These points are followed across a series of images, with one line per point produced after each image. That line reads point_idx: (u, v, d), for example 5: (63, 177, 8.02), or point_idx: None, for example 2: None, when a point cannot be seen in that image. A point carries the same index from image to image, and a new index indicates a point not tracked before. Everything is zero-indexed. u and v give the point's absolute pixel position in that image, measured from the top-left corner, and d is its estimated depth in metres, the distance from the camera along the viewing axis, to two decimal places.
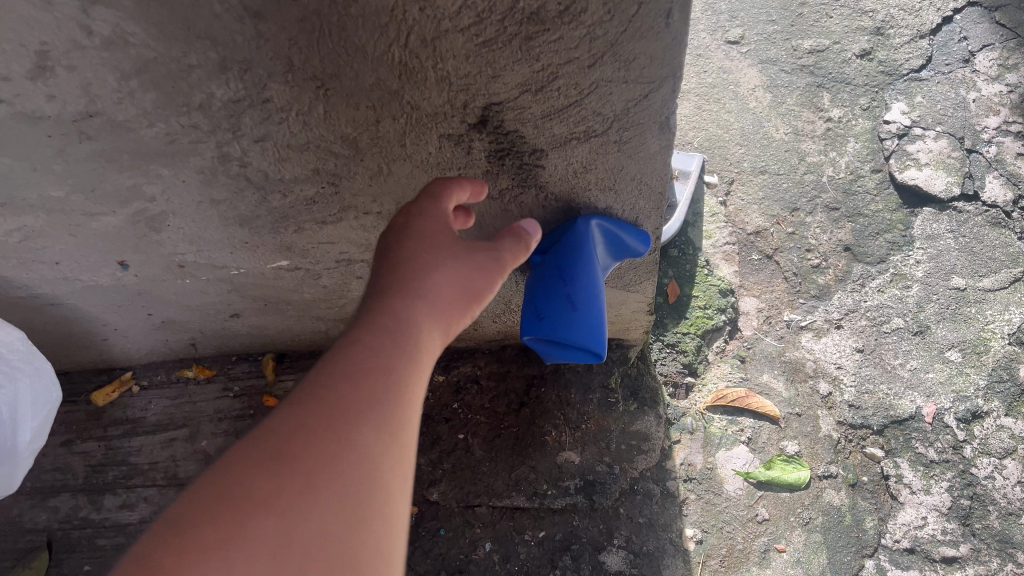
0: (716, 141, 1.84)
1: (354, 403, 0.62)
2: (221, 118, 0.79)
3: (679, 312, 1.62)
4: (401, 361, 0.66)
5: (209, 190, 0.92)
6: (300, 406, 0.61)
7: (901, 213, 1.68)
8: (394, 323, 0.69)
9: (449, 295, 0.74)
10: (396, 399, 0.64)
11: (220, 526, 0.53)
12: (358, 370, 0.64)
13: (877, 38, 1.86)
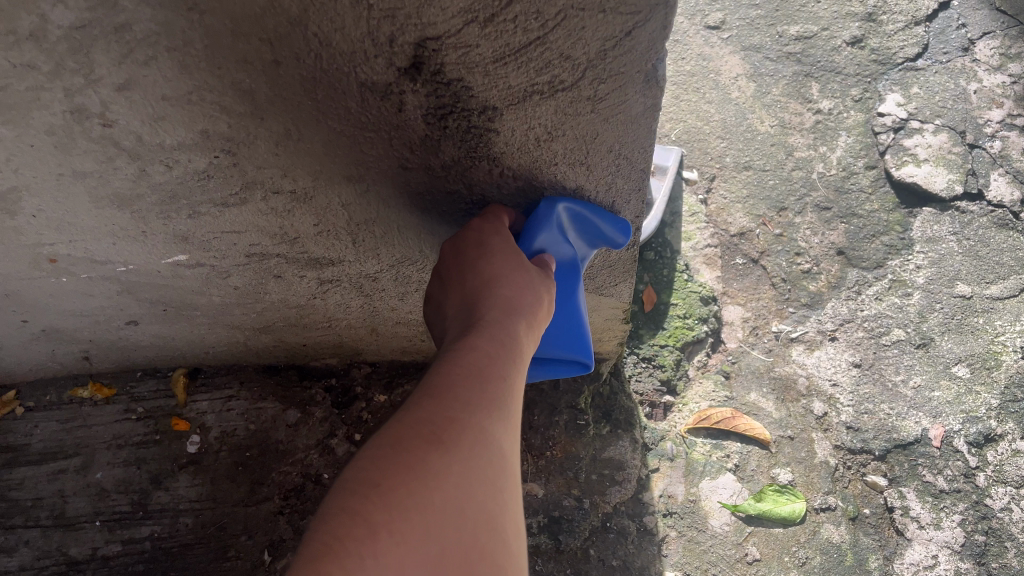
0: (695, 133, 1.68)
1: (496, 403, 0.56)
2: (65, 54, 0.58)
3: (656, 322, 1.44)
4: (519, 370, 0.61)
5: (69, 159, 0.70)
6: (440, 393, 0.54)
7: (899, 214, 1.52)
8: (508, 322, 0.64)
9: (548, 305, 0.70)
10: (518, 410, 0.59)
11: (398, 507, 0.46)
12: (494, 367, 0.58)
13: (869, 25, 1.71)
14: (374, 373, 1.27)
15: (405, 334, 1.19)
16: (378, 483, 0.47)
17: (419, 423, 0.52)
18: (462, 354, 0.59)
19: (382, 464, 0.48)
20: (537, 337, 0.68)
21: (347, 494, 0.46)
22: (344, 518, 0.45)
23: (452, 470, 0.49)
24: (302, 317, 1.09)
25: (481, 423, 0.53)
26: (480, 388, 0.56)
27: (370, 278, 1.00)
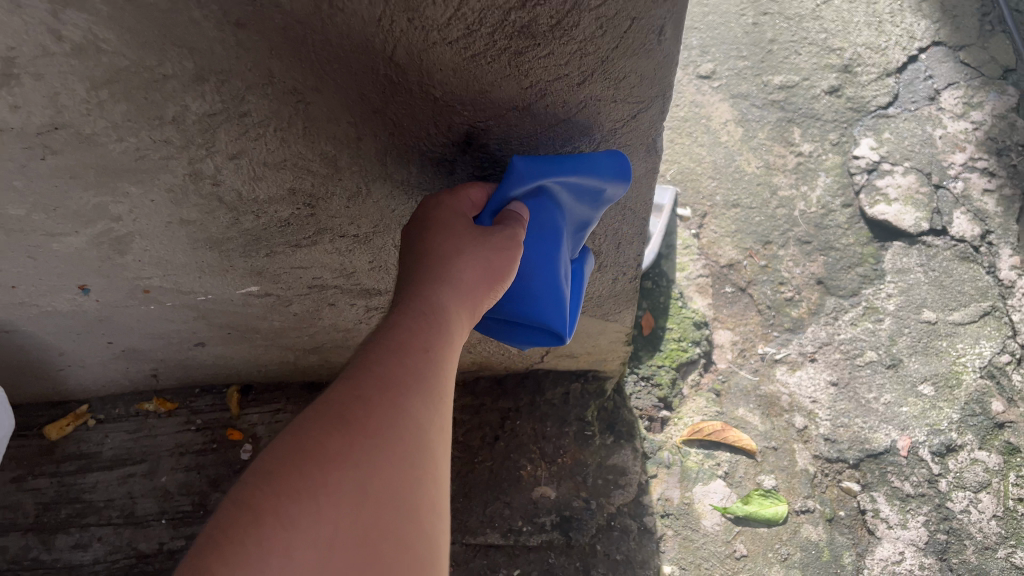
0: (688, 174, 1.85)
1: (414, 381, 0.59)
2: (195, 133, 0.75)
3: (654, 344, 1.61)
4: (446, 345, 0.64)
5: (179, 210, 0.87)
6: (357, 379, 0.57)
7: (872, 247, 1.69)
8: (437, 298, 0.66)
9: (490, 275, 0.71)
10: (445, 380, 0.61)
11: (299, 489, 0.49)
12: (413, 349, 0.61)
13: (845, 75, 1.87)
14: None
15: None
16: (281, 467, 0.50)
17: (332, 411, 0.54)
18: (386, 339, 0.61)
19: (290, 450, 0.51)
20: (477, 308, 0.70)
21: (252, 479, 0.50)
22: (242, 504, 0.48)
23: (357, 446, 0.53)
24: (347, 339, 1.24)
25: (393, 405, 0.56)
26: (395, 370, 0.59)
27: None
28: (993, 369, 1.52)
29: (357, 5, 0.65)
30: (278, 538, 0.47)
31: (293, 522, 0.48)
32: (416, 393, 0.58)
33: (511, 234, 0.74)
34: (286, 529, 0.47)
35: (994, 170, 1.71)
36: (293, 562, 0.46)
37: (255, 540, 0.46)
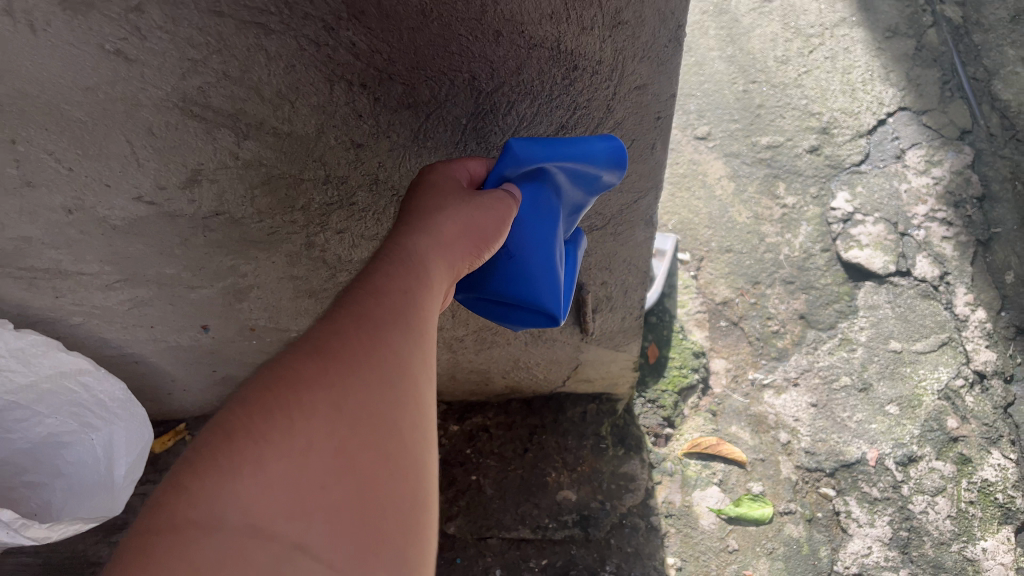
0: (687, 224, 2.13)
1: (389, 317, 0.65)
2: (314, 216, 1.03)
3: (658, 371, 1.88)
4: (423, 290, 0.70)
5: (291, 268, 1.16)
6: (340, 313, 0.65)
7: (847, 286, 1.95)
8: (410, 254, 0.73)
9: (466, 234, 0.79)
10: (422, 316, 0.68)
11: (274, 409, 0.55)
12: (389, 293, 0.68)
13: (824, 136, 2.15)
14: (450, 409, 1.70)
15: (474, 379, 1.56)
16: (260, 394, 0.57)
17: (315, 341, 0.62)
18: (366, 285, 0.68)
19: (274, 372, 0.59)
20: (451, 264, 0.77)
21: (235, 404, 0.56)
22: (223, 427, 0.55)
23: (330, 371, 0.59)
24: None
25: (366, 337, 0.63)
26: (369, 308, 0.65)
27: (457, 341, 1.40)
28: (949, 392, 1.78)
29: (443, 135, 0.93)
30: (253, 451, 0.53)
31: (269, 436, 0.54)
32: (390, 327, 0.64)
33: (495, 204, 0.83)
34: (263, 442, 0.53)
35: (952, 220, 1.98)
36: (267, 470, 0.52)
37: (231, 455, 0.52)
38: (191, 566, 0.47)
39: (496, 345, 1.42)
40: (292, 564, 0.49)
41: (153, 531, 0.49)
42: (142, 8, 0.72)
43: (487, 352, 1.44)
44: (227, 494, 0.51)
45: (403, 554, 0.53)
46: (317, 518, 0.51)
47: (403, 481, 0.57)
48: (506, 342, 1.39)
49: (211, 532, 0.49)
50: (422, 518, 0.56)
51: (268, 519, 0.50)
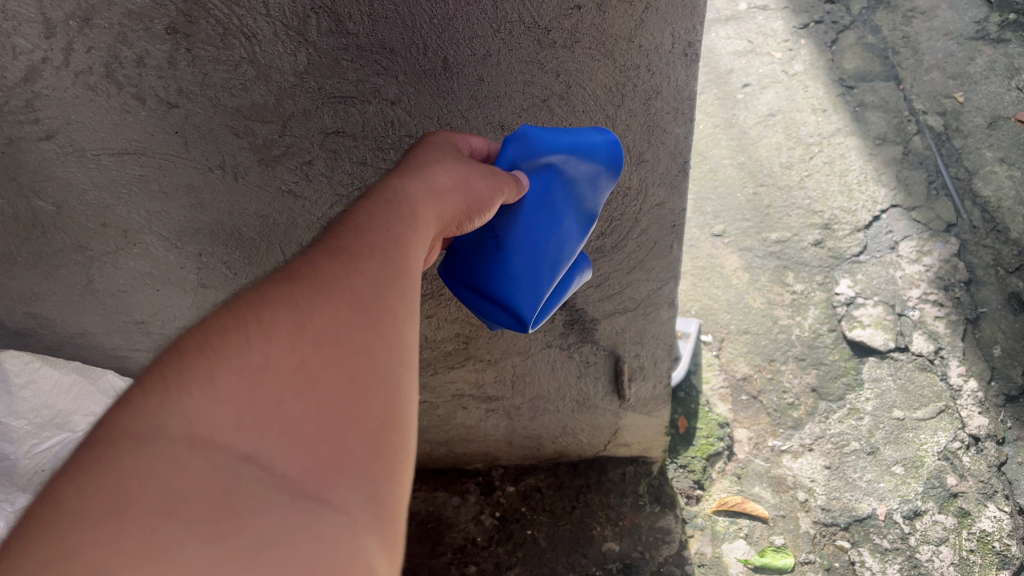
0: (709, 310, 2.40)
1: (365, 246, 0.62)
2: None
3: (688, 440, 2.12)
4: (406, 222, 0.68)
5: None
6: (319, 243, 0.63)
7: (853, 361, 2.20)
8: (397, 192, 0.71)
9: (451, 189, 0.77)
10: (404, 246, 0.65)
11: (233, 330, 0.53)
12: (371, 222, 0.65)
13: (826, 232, 2.44)
14: (506, 472, 1.95)
15: (527, 445, 1.81)
16: (223, 315, 0.55)
17: (289, 267, 0.60)
18: (350, 217, 0.66)
19: (243, 296, 0.57)
20: (442, 211, 0.75)
21: (199, 323, 0.55)
22: (183, 345, 0.54)
23: (296, 294, 0.56)
24: (469, 434, 1.76)
25: (340, 262, 0.60)
26: (345, 237, 0.63)
27: (515, 409, 1.66)
28: (948, 453, 2.01)
29: None
30: (205, 366, 0.51)
31: (225, 354, 0.52)
32: (366, 255, 0.61)
33: (486, 178, 0.84)
34: (217, 360, 0.51)
35: (944, 301, 2.24)
36: (217, 385, 0.50)
37: (183, 371, 0.51)
38: (125, 475, 0.46)
39: (547, 413, 1.67)
40: (232, 473, 0.46)
41: (98, 444, 0.49)
42: (312, 161, 1.03)
43: (540, 418, 1.69)
44: (174, 408, 0.49)
45: (365, 470, 0.50)
46: (267, 429, 0.49)
47: (371, 401, 0.54)
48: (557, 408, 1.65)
49: (151, 443, 0.47)
50: (391, 438, 0.53)
51: (215, 431, 0.48)
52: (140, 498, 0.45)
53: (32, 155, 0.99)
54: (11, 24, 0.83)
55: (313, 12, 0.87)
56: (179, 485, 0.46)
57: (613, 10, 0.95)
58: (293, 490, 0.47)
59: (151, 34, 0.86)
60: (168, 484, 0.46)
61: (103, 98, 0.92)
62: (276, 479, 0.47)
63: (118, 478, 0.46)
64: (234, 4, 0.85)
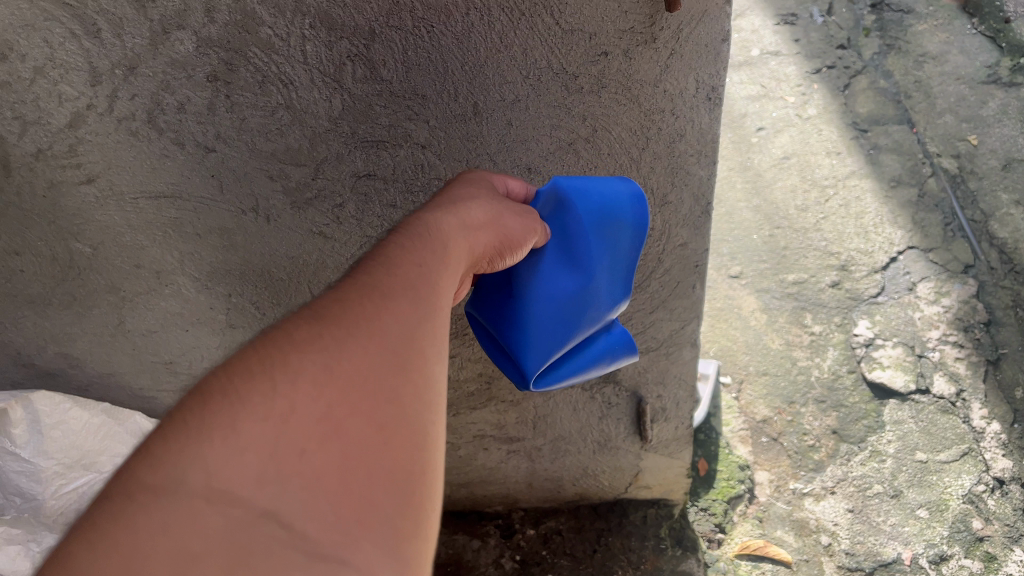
0: (728, 351, 2.38)
1: (396, 287, 0.61)
2: None
3: (709, 482, 2.11)
4: (436, 262, 0.67)
5: None
6: (349, 279, 0.62)
7: (874, 403, 2.18)
8: (427, 229, 0.71)
9: (479, 226, 0.77)
10: (433, 288, 0.64)
11: (259, 373, 0.52)
12: (401, 262, 0.65)
13: (843, 272, 2.42)
14: (526, 515, 1.93)
15: (548, 487, 1.79)
16: (249, 355, 0.54)
17: (319, 305, 0.59)
18: (381, 254, 0.66)
19: (271, 335, 0.56)
20: (470, 249, 0.75)
21: (223, 364, 0.54)
22: (207, 387, 0.52)
23: (324, 338, 0.55)
24: (489, 475, 1.75)
25: (370, 302, 0.59)
26: (375, 276, 0.62)
27: (536, 450, 1.65)
28: (972, 496, 2.00)
29: None
30: (228, 413, 0.50)
31: (250, 400, 0.50)
32: (396, 297, 0.60)
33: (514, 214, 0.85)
34: (241, 406, 0.50)
35: (964, 343, 2.24)
36: (239, 435, 0.49)
37: (205, 417, 0.49)
38: (141, 531, 0.45)
39: (569, 454, 1.66)
40: (252, 531, 0.45)
41: (114, 495, 0.47)
42: (342, 204, 1.05)
43: (561, 460, 1.68)
44: (193, 458, 0.47)
45: (388, 527, 0.49)
46: (289, 483, 0.48)
47: (396, 452, 0.52)
48: (578, 450, 1.64)
49: (169, 497, 0.46)
50: (415, 492, 0.52)
51: (235, 483, 0.47)
52: (154, 557, 0.44)
53: (71, 200, 1.01)
54: (59, 72, 0.87)
55: (349, 60, 0.90)
56: (196, 545, 0.44)
57: (639, 57, 0.98)
58: (311, 550, 0.45)
59: (193, 81, 0.89)
60: (185, 543, 0.44)
61: (143, 143, 0.94)
62: (296, 538, 0.46)
63: (133, 535, 0.45)
64: (274, 52, 0.88)
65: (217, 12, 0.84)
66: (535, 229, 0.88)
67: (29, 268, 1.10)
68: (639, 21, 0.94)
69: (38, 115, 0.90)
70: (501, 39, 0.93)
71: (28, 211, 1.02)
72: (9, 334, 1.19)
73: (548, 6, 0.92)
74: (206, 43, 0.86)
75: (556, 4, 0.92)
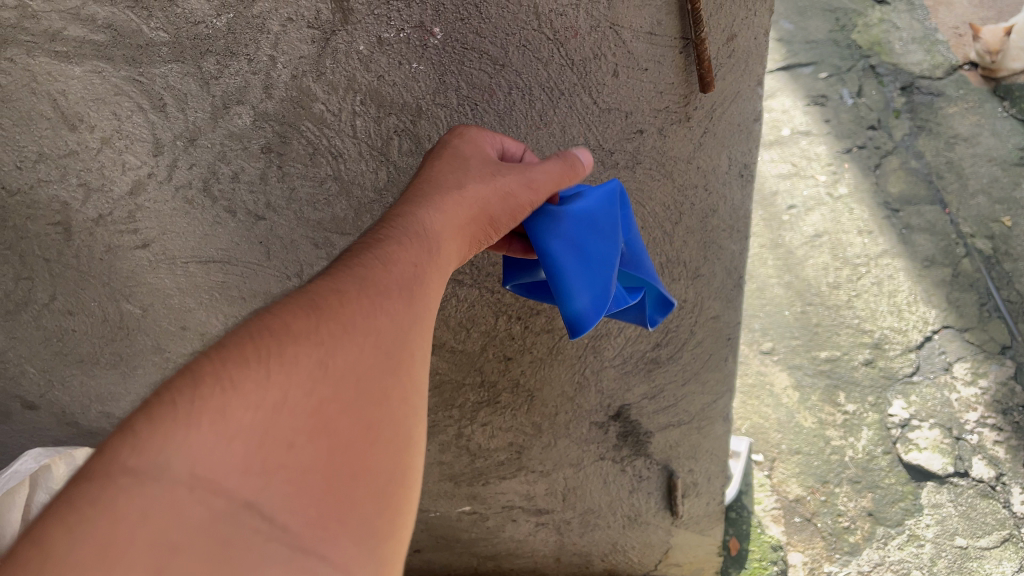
0: (759, 428, 2.33)
1: (389, 289, 0.61)
2: (468, 411, 1.35)
3: (740, 563, 2.11)
4: (429, 268, 0.68)
5: (440, 454, 1.44)
6: (342, 275, 0.61)
7: (911, 485, 2.14)
8: (423, 229, 0.71)
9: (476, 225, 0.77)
10: (423, 294, 0.65)
11: (252, 360, 0.50)
12: (398, 264, 0.64)
13: (877, 350, 2.37)
14: None
15: (576, 563, 1.76)
16: (240, 342, 0.52)
17: (312, 295, 0.58)
18: (377, 250, 0.65)
19: (261, 320, 0.54)
20: (456, 254, 0.74)
21: (212, 346, 0.52)
22: (194, 369, 0.50)
23: (319, 332, 0.54)
24: (517, 548, 1.71)
25: (364, 303, 0.59)
26: (373, 276, 0.62)
27: (565, 523, 1.62)
28: None
29: (569, 351, 1.25)
30: (219, 398, 0.47)
31: (242, 387, 0.48)
32: (389, 298, 0.61)
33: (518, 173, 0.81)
34: (233, 393, 0.48)
35: (1003, 425, 2.19)
36: (231, 420, 0.47)
37: (195, 400, 0.47)
38: (121, 516, 0.42)
39: (599, 528, 1.64)
40: (235, 523, 0.43)
41: (92, 477, 0.44)
42: None
43: (590, 534, 1.65)
44: (181, 443, 0.45)
45: (366, 527, 0.49)
46: (274, 477, 0.46)
47: (379, 454, 0.53)
48: (608, 524, 1.62)
49: (153, 481, 0.43)
50: (392, 497, 0.52)
51: (222, 473, 0.45)
52: (134, 547, 0.41)
53: (125, 263, 1.05)
54: (125, 142, 0.92)
55: (396, 134, 0.95)
56: (178, 535, 0.42)
57: (673, 134, 1.01)
58: (296, 544, 0.45)
59: (248, 152, 0.94)
60: (167, 532, 0.42)
61: (197, 211, 0.99)
62: (279, 532, 0.44)
63: (113, 519, 0.42)
64: (325, 126, 0.93)
65: (275, 89, 0.89)
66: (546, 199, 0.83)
67: (81, 327, 1.14)
68: (674, 101, 0.98)
69: (102, 183, 0.96)
70: (541, 116, 0.96)
71: (83, 272, 1.06)
72: (56, 393, 1.23)
73: (587, 86, 0.95)
74: (263, 116, 0.91)
75: (594, 84, 0.95)
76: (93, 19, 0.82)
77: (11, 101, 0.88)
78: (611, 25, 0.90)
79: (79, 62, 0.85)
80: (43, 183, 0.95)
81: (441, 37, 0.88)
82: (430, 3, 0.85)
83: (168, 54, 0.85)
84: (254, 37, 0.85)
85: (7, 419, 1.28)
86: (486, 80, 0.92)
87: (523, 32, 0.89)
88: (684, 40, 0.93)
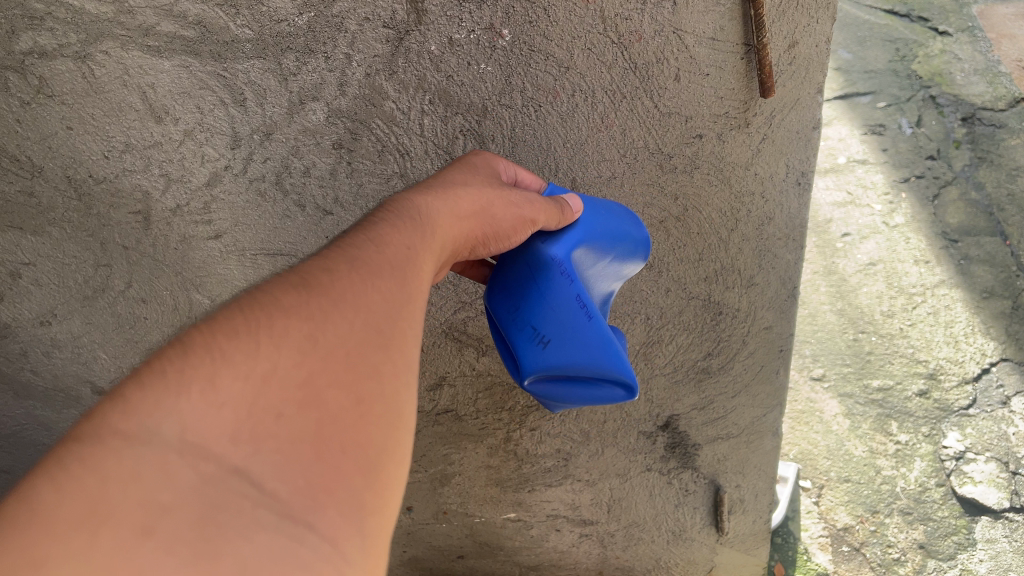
0: (807, 454, 2.29)
1: (384, 273, 0.61)
2: (517, 414, 1.37)
3: None
4: (424, 254, 0.67)
5: (488, 458, 1.46)
6: (338, 255, 0.61)
7: (964, 519, 2.09)
8: (422, 215, 0.72)
9: (472, 214, 0.77)
10: (416, 274, 0.64)
11: (241, 332, 0.50)
12: (394, 250, 0.64)
13: (931, 380, 2.31)
14: None
15: None
16: (231, 316, 0.52)
17: (306, 274, 0.58)
18: (373, 233, 0.66)
19: (255, 296, 0.55)
20: (455, 240, 0.75)
21: (203, 320, 0.52)
22: (183, 343, 0.50)
23: (310, 306, 0.54)
24: (559, 560, 1.69)
25: (357, 282, 0.58)
26: (369, 258, 0.62)
27: (608, 536, 1.62)
28: None
29: None
30: (207, 368, 0.48)
31: (230, 358, 0.49)
32: (383, 276, 0.61)
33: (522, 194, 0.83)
34: (221, 362, 0.48)
35: None
36: (217, 389, 0.47)
37: (185, 369, 0.48)
38: (108, 475, 0.43)
39: (643, 542, 1.62)
40: (224, 489, 0.43)
41: (82, 441, 0.45)
42: None
43: (633, 548, 1.64)
44: (169, 411, 0.45)
45: (357, 501, 0.47)
46: (264, 445, 0.46)
47: (373, 427, 0.51)
48: (652, 539, 1.61)
49: (142, 445, 0.44)
50: (387, 471, 0.51)
51: (210, 437, 0.45)
52: (122, 507, 0.41)
53: (197, 253, 1.10)
54: (204, 135, 0.97)
55: (461, 133, 0.99)
56: (164, 494, 0.42)
57: (732, 140, 1.03)
58: (283, 511, 0.44)
59: (320, 147, 0.98)
60: (154, 493, 0.42)
61: (268, 204, 1.04)
62: (267, 498, 0.44)
63: (100, 478, 0.42)
64: (395, 124, 0.97)
65: (348, 86, 0.94)
66: (540, 218, 0.84)
67: (152, 316, 1.19)
68: (734, 106, 1.00)
69: (181, 174, 1.01)
70: (603, 118, 0.99)
71: (158, 260, 1.11)
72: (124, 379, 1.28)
73: (648, 90, 0.97)
74: (336, 113, 0.96)
75: (656, 88, 0.97)
76: (185, 15, 0.87)
77: (104, 93, 0.93)
78: (675, 30, 0.93)
79: (169, 57, 0.90)
80: (127, 173, 1.01)
81: (510, 39, 0.91)
82: (500, 7, 0.89)
83: (251, 51, 0.90)
84: (332, 35, 0.89)
85: (77, 404, 1.33)
86: (550, 81, 0.95)
87: (589, 35, 0.92)
88: (746, 46, 0.95)
